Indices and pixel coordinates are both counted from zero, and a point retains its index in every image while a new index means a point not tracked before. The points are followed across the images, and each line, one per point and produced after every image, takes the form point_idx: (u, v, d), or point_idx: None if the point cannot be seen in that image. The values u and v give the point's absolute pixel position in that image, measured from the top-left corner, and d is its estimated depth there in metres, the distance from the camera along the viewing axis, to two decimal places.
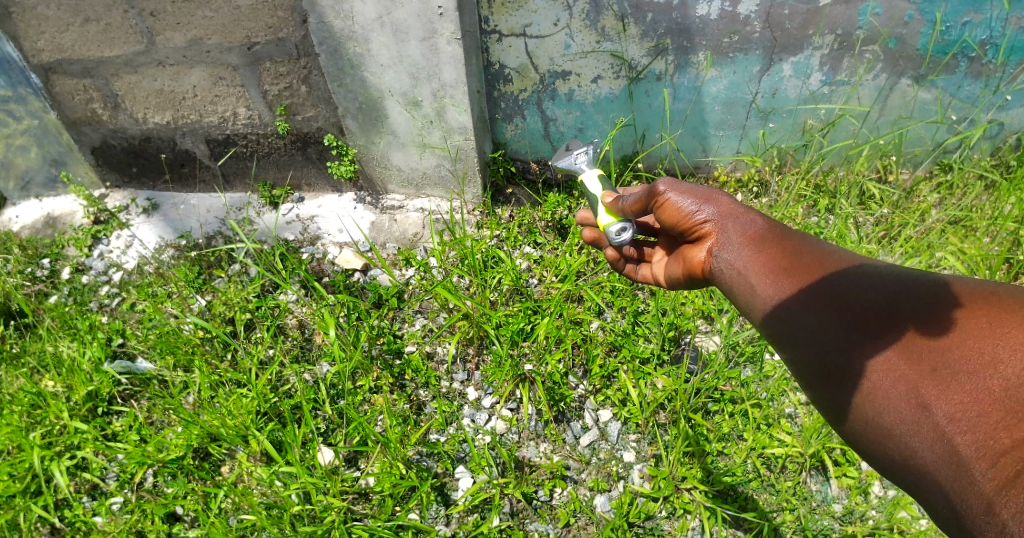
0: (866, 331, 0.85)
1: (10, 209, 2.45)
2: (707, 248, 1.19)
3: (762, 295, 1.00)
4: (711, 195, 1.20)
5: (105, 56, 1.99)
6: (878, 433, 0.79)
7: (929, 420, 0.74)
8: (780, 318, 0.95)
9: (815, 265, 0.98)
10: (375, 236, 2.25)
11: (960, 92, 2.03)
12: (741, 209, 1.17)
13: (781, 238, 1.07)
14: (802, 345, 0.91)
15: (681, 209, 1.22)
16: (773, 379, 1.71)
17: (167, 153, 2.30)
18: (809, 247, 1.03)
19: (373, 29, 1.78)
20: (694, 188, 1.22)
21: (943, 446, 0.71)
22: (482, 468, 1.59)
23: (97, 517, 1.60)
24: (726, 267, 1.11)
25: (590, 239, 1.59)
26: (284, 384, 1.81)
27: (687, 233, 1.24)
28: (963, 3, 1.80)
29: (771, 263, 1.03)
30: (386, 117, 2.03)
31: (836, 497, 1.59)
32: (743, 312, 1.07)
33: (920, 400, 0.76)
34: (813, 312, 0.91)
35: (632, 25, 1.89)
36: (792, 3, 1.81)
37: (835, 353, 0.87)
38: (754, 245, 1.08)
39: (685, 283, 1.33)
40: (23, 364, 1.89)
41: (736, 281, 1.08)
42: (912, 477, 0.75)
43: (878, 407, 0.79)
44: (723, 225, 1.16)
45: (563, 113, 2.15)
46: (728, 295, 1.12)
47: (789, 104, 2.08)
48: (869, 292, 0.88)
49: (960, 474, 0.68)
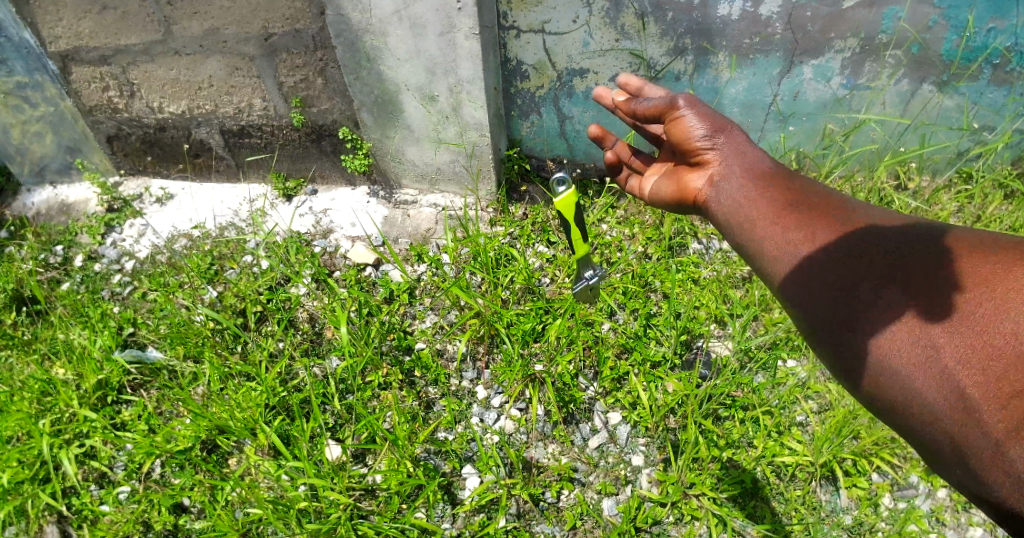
0: (871, 280, 0.86)
1: (25, 195, 2.46)
2: (708, 176, 1.25)
3: (770, 251, 1.03)
4: (726, 126, 1.25)
5: (121, 45, 2.00)
6: (882, 377, 0.81)
7: (935, 365, 0.76)
8: (793, 277, 0.96)
9: (827, 218, 1.01)
10: (388, 230, 2.23)
11: (985, 99, 1.99)
12: (747, 144, 1.23)
13: (781, 178, 1.14)
14: (812, 293, 0.92)
15: (691, 127, 1.26)
16: (786, 387, 1.70)
17: (182, 143, 2.31)
18: (818, 201, 1.05)
19: (390, 23, 1.77)
20: (711, 113, 1.27)
21: (950, 389, 0.74)
22: (490, 468, 1.57)
23: (106, 505, 1.61)
24: (727, 197, 1.17)
25: (595, 137, 1.54)
26: (293, 377, 1.80)
27: (690, 157, 1.30)
28: (990, 8, 1.75)
29: (783, 213, 1.05)
30: (401, 111, 2.01)
31: (846, 508, 1.57)
32: (747, 261, 1.09)
33: (928, 347, 0.77)
34: (830, 262, 0.92)
35: (651, 23, 1.86)
36: (815, 5, 1.78)
37: (841, 313, 0.87)
38: (765, 195, 1.11)
39: (669, 205, 1.39)
40: (35, 350, 1.89)
41: (743, 231, 1.11)
42: (914, 420, 0.78)
43: (885, 350, 0.81)
44: (728, 158, 1.22)
45: (579, 111, 2.13)
46: (731, 239, 1.15)
47: (809, 107, 2.06)
48: (873, 247, 0.90)
49: (969, 418, 0.71)
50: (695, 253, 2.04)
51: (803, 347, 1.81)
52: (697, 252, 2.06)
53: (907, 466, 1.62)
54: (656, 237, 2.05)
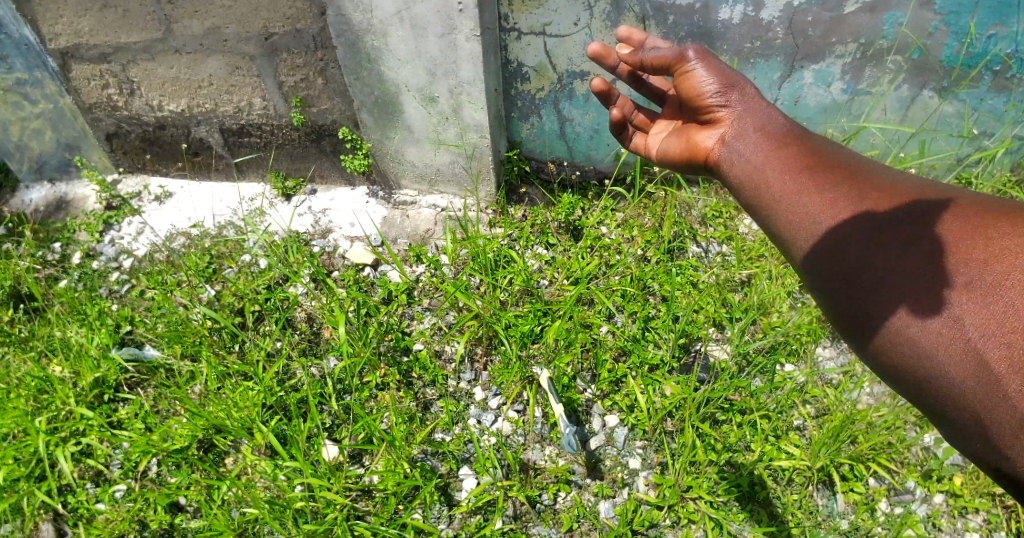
0: (892, 251, 0.90)
1: (23, 192, 2.46)
2: (719, 135, 1.28)
3: (792, 225, 1.06)
4: (736, 83, 1.27)
5: (122, 43, 1.99)
6: (904, 345, 0.84)
7: (958, 336, 0.79)
8: (816, 251, 1.00)
9: (848, 189, 1.04)
10: (387, 231, 2.23)
11: (984, 105, 2.00)
12: (762, 104, 1.26)
13: (797, 142, 1.17)
14: (834, 262, 0.96)
15: (703, 85, 1.28)
16: (783, 391, 1.70)
17: (182, 142, 2.30)
18: (838, 172, 1.09)
19: (392, 23, 1.77)
20: (721, 67, 1.28)
21: (972, 361, 0.77)
22: (487, 469, 1.57)
23: (101, 504, 1.60)
24: (743, 159, 1.21)
25: (600, 92, 1.51)
26: (291, 377, 1.80)
27: (701, 114, 1.32)
28: (991, 15, 1.76)
29: (804, 185, 1.09)
30: (402, 111, 2.02)
31: (843, 512, 1.57)
32: (767, 232, 1.13)
33: (952, 319, 0.80)
34: (854, 233, 0.96)
35: (652, 27, 1.87)
36: (816, 10, 1.78)
37: (863, 281, 0.91)
38: (783, 165, 1.14)
39: (677, 161, 1.41)
40: (31, 347, 1.89)
41: (763, 202, 1.14)
42: (935, 393, 0.82)
43: (908, 319, 0.84)
44: (742, 119, 1.25)
45: (580, 113, 2.14)
46: (750, 209, 1.17)
47: (809, 112, 2.06)
48: (895, 220, 0.94)
49: (992, 389, 0.74)
50: (694, 256, 2.05)
51: (801, 351, 1.82)
52: (696, 255, 2.07)
53: (903, 471, 1.63)
54: (655, 240, 2.06)
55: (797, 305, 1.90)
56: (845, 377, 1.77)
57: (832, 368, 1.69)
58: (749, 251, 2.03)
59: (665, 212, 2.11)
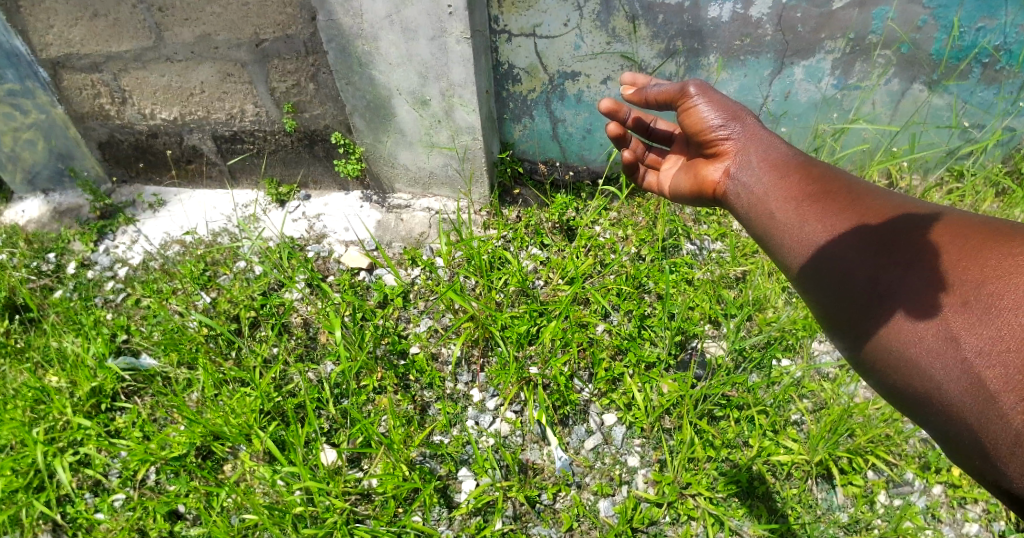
0: (891, 268, 0.90)
1: (15, 203, 2.44)
2: (725, 167, 1.32)
3: (795, 250, 1.08)
4: (738, 114, 1.32)
5: (113, 51, 1.99)
6: (904, 365, 0.84)
7: (956, 353, 0.77)
8: (817, 270, 1.01)
9: (849, 209, 1.04)
10: (381, 235, 2.24)
11: (974, 98, 2.01)
12: (766, 134, 1.29)
13: (800, 167, 1.19)
14: (834, 280, 0.97)
15: (706, 117, 1.33)
16: (780, 386, 1.71)
17: (174, 149, 2.30)
18: (841, 193, 1.09)
19: (382, 27, 1.77)
20: (722, 99, 1.33)
21: (970, 378, 0.75)
22: (485, 470, 1.59)
23: (100, 513, 1.60)
24: (748, 190, 1.23)
25: (613, 137, 1.56)
26: (288, 383, 1.80)
27: (707, 146, 1.36)
28: (979, 8, 1.77)
29: (806, 207, 1.10)
30: (394, 115, 2.02)
31: (842, 505, 1.58)
32: (774, 254, 1.15)
33: (947, 336, 0.79)
34: (852, 250, 0.97)
35: (642, 26, 1.87)
36: (804, 7, 1.79)
37: (862, 300, 0.92)
38: (784, 189, 1.16)
39: (690, 197, 1.46)
40: (27, 358, 1.88)
41: (767, 225, 1.16)
42: (937, 410, 0.79)
43: (905, 338, 0.84)
44: (746, 147, 1.28)
45: (571, 114, 2.14)
46: (759, 232, 1.20)
47: (800, 108, 2.07)
48: (893, 241, 0.93)
49: (988, 406, 0.72)
50: (688, 253, 2.05)
51: (797, 346, 1.83)
52: (691, 252, 2.07)
53: (902, 463, 1.63)
54: (649, 238, 2.06)
55: (792, 300, 1.91)
56: (841, 371, 1.77)
57: (827, 363, 1.69)
58: (743, 247, 2.04)
59: (659, 210, 2.12)
